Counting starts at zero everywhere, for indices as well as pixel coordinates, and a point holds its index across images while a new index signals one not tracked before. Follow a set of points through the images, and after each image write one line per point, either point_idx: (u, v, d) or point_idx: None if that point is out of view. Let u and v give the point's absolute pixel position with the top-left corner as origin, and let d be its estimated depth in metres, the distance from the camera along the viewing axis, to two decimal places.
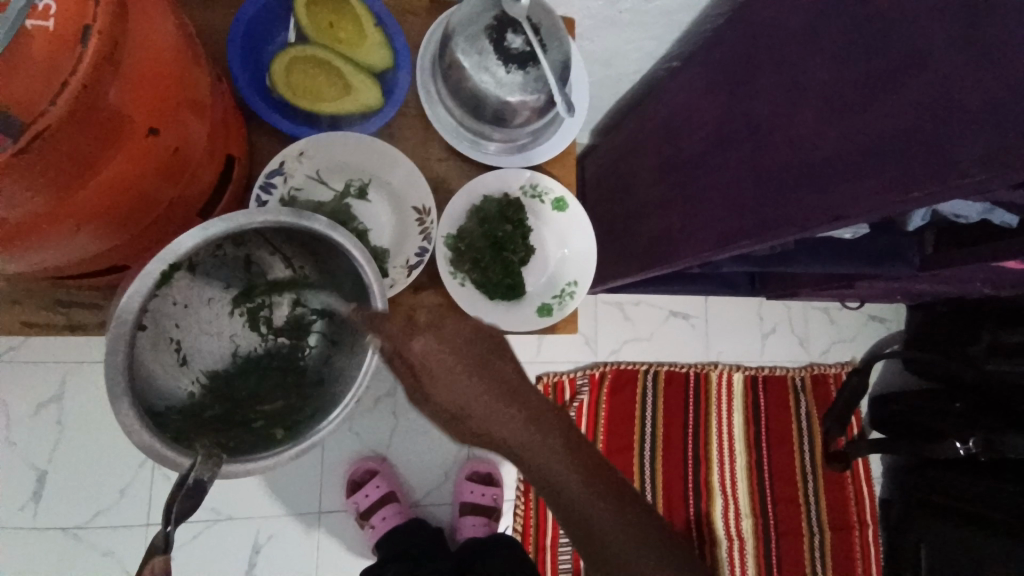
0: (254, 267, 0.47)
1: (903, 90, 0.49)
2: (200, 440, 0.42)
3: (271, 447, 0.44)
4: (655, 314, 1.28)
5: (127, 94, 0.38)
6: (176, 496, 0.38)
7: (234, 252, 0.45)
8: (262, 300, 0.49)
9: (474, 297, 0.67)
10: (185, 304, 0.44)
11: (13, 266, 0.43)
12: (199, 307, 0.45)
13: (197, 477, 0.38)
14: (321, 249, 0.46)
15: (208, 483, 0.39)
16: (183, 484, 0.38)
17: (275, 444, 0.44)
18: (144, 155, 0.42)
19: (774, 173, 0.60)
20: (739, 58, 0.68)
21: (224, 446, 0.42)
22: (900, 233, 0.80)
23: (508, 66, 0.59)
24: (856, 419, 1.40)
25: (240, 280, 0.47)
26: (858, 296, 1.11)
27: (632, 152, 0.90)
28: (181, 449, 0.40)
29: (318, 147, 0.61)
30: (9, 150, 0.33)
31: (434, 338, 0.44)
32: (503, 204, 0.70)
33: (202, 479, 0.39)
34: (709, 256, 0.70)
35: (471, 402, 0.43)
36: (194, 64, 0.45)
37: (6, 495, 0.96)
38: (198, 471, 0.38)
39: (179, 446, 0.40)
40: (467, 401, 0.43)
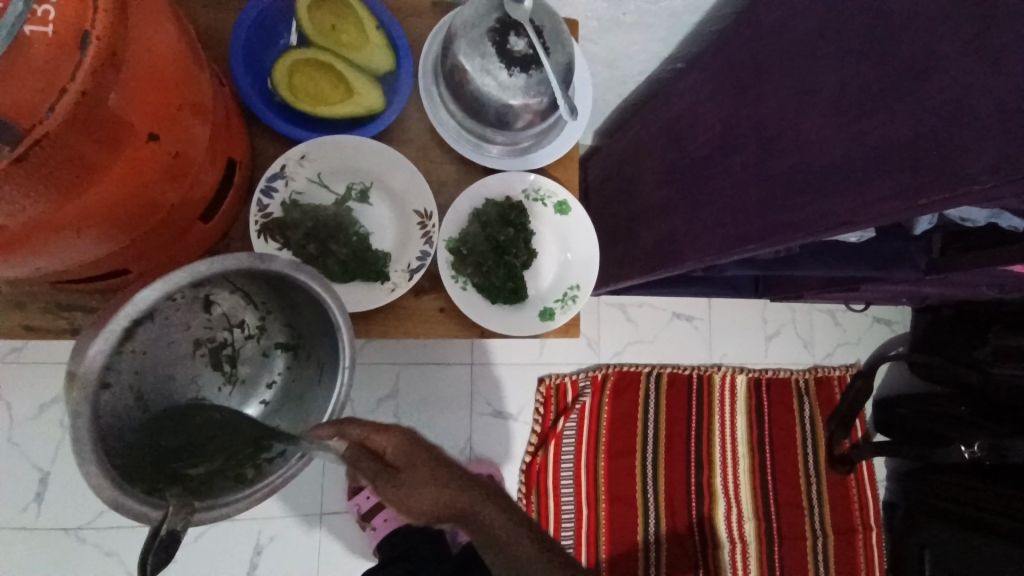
0: (213, 306, 0.49)
1: (912, 95, 0.49)
2: (169, 488, 0.39)
3: (241, 488, 0.42)
4: (658, 315, 1.28)
5: (128, 100, 0.38)
6: (150, 548, 0.36)
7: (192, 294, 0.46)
8: (223, 339, 0.51)
9: (476, 301, 0.66)
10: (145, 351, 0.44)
11: (13, 270, 0.43)
12: (160, 353, 0.46)
13: (172, 527, 0.36)
14: (281, 288, 0.47)
15: (181, 533, 0.37)
16: (156, 537, 0.36)
17: (245, 484, 0.42)
18: (146, 161, 0.41)
19: (780, 177, 0.60)
20: (745, 61, 0.68)
21: (194, 491, 0.40)
22: (907, 236, 0.79)
23: (511, 68, 0.58)
24: (860, 422, 1.38)
25: (200, 322, 0.49)
26: (863, 299, 1.10)
27: (636, 154, 0.90)
28: (150, 501, 0.37)
29: (320, 151, 0.61)
30: (8, 157, 0.33)
31: (403, 433, 0.43)
32: (504, 207, 0.68)
33: (176, 530, 0.37)
34: (713, 260, 0.69)
35: (448, 499, 0.43)
36: (195, 68, 0.45)
37: (9, 495, 0.97)
38: (171, 522, 0.36)
39: (149, 497, 0.38)
40: (444, 498, 0.43)
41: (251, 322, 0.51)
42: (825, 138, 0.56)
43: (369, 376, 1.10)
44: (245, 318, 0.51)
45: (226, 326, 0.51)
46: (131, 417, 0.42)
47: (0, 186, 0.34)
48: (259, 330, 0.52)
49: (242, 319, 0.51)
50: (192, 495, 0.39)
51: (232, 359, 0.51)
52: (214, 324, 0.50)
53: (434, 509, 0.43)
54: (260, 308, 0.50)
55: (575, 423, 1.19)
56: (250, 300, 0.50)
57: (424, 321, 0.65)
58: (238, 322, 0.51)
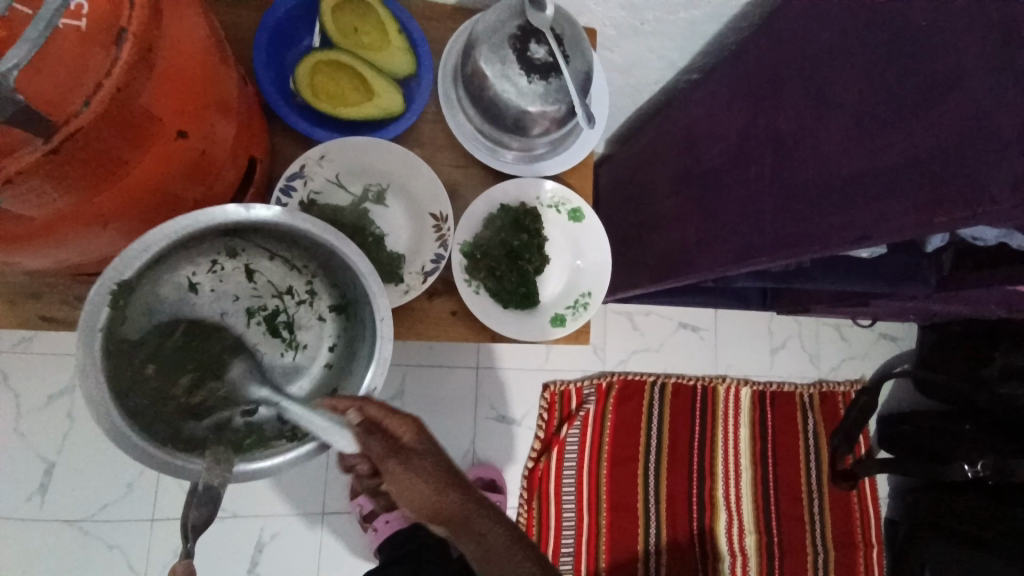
0: (256, 275, 0.56)
1: (933, 112, 0.49)
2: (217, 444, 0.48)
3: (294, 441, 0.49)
4: (665, 324, 1.28)
5: (158, 97, 0.38)
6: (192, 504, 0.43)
7: (234, 264, 0.55)
8: (275, 306, 0.57)
9: (488, 305, 0.66)
10: (202, 317, 0.54)
11: (38, 259, 0.45)
12: (217, 320, 0.54)
13: (207, 482, 0.44)
14: (303, 241, 0.54)
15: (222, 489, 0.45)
16: (195, 492, 0.43)
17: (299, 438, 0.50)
18: (171, 156, 0.42)
19: (796, 190, 0.60)
20: (762, 72, 0.68)
21: (245, 449, 0.49)
22: (918, 253, 0.79)
23: (531, 76, 0.59)
24: (863, 438, 1.37)
25: (247, 291, 0.56)
26: (871, 314, 1.10)
27: (648, 162, 0.90)
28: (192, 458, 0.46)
29: (339, 152, 0.62)
30: (39, 149, 0.33)
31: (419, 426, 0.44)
32: (519, 212, 0.69)
33: (214, 484, 0.44)
34: (725, 271, 0.69)
35: (444, 504, 0.43)
36: (223, 66, 0.45)
37: (13, 485, 0.97)
38: (210, 477, 0.44)
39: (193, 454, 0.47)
40: (441, 502, 0.43)
41: (298, 287, 0.57)
42: (843, 152, 0.56)
43: None
44: (293, 285, 0.57)
45: (276, 295, 0.57)
46: (184, 379, 0.50)
47: (32, 176, 0.35)
48: (309, 295, 0.58)
49: (289, 286, 0.57)
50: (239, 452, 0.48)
51: (288, 324, 0.57)
52: (261, 292, 0.57)
53: (430, 508, 0.44)
54: (303, 272, 0.57)
55: (579, 430, 1.19)
56: (290, 264, 0.57)
57: (436, 323, 0.65)
58: (286, 289, 0.57)
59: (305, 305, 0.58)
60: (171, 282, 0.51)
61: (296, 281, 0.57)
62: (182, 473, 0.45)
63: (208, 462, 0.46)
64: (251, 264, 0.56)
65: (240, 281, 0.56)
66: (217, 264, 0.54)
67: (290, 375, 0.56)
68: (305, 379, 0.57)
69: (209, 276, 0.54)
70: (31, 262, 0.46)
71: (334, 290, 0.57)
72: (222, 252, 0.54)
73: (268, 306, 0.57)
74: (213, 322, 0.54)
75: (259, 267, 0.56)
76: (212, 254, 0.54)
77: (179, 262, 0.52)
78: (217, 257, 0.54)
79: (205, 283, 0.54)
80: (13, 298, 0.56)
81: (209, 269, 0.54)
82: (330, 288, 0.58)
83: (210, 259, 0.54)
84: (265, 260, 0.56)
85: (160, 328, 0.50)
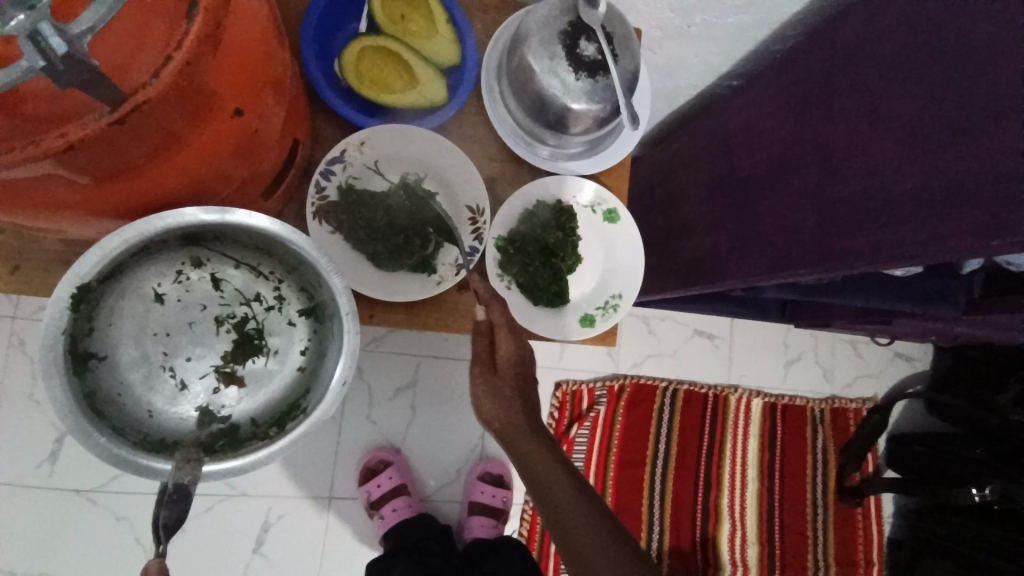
0: (223, 284, 0.55)
1: (990, 136, 0.49)
2: (182, 448, 0.50)
3: (265, 443, 0.49)
4: (680, 331, 1.27)
5: (219, 75, 0.38)
6: (165, 501, 0.45)
7: (199, 273, 0.54)
8: (244, 314, 0.56)
9: (519, 302, 0.68)
10: (166, 331, 0.53)
11: (81, 224, 0.45)
12: (183, 333, 0.54)
13: (177, 481, 0.45)
14: (265, 243, 0.52)
15: (191, 488, 0.46)
16: (166, 491, 0.45)
17: (267, 438, 0.52)
18: (225, 135, 0.42)
19: (841, 206, 0.60)
20: (810, 83, 0.68)
21: (212, 452, 0.50)
22: (949, 274, 0.79)
23: (578, 73, 0.58)
24: (872, 456, 1.37)
25: (215, 300, 0.55)
26: (891, 332, 1.09)
27: (680, 167, 0.90)
28: (158, 458, 0.47)
29: (379, 138, 0.61)
30: (105, 119, 0.33)
31: (517, 348, 0.57)
32: (556, 211, 0.69)
33: (184, 483, 0.46)
34: (757, 282, 0.69)
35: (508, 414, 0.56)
36: (279, 45, 0.44)
37: (25, 451, 0.97)
38: (179, 476, 0.46)
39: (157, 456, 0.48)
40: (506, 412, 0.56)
41: (267, 293, 0.56)
42: (894, 169, 0.55)
43: (390, 366, 1.10)
44: (261, 291, 0.56)
45: (244, 302, 0.56)
46: (154, 392, 0.52)
47: (93, 145, 0.34)
48: (278, 300, 0.56)
49: (258, 292, 0.56)
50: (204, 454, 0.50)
51: (259, 331, 0.56)
52: (230, 300, 0.55)
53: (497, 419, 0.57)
54: (271, 277, 0.55)
55: (589, 430, 1.18)
56: (257, 271, 0.55)
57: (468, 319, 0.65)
58: (255, 296, 0.56)
59: (275, 311, 0.56)
60: (136, 296, 0.52)
61: (264, 287, 0.56)
62: (150, 473, 0.47)
63: (177, 463, 0.47)
64: (218, 273, 0.55)
65: (208, 290, 0.55)
66: (182, 273, 0.53)
67: (260, 382, 0.55)
68: (274, 386, 0.55)
69: (174, 286, 0.53)
70: (75, 229, 0.46)
71: (304, 293, 0.56)
72: (187, 261, 0.53)
73: (236, 313, 0.55)
74: (179, 337, 0.54)
75: (227, 276, 0.55)
76: (176, 264, 0.53)
77: (140, 275, 0.51)
78: (181, 267, 0.53)
79: (171, 293, 0.53)
80: (46, 264, 0.56)
81: (174, 279, 0.53)
82: (301, 291, 0.56)
83: (174, 270, 0.53)
84: (230, 265, 0.55)
85: (126, 343, 0.52)
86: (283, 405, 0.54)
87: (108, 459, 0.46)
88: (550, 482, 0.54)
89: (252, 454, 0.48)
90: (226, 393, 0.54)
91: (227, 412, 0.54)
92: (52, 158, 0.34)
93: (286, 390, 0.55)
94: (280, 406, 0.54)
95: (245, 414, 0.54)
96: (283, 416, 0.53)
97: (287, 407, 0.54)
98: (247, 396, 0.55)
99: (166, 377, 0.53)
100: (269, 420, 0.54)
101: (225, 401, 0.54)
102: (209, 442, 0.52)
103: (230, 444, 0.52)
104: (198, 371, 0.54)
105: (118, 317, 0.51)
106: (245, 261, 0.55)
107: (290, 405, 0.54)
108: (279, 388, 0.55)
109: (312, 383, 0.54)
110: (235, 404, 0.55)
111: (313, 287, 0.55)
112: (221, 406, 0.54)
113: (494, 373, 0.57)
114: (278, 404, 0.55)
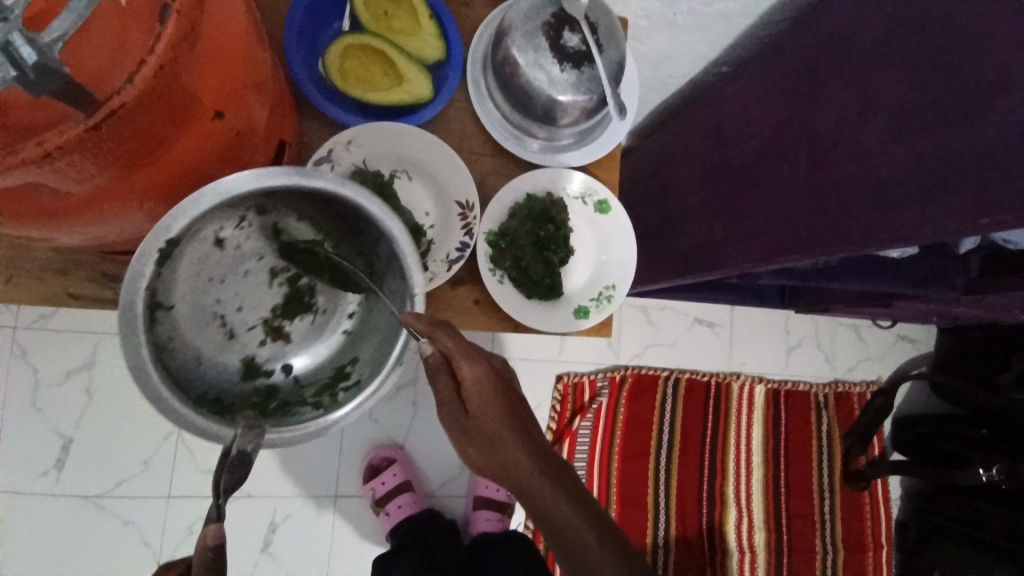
0: (282, 237, 0.52)
1: (985, 115, 0.48)
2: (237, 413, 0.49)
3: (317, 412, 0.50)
4: (680, 320, 1.27)
5: (198, 77, 0.38)
6: (223, 466, 0.43)
7: (261, 222, 0.51)
8: (297, 270, 0.54)
9: (513, 296, 0.66)
10: (221, 276, 0.51)
11: (73, 238, 0.45)
12: (236, 282, 0.52)
13: (240, 447, 0.44)
14: (335, 203, 0.49)
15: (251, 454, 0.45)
16: (227, 456, 0.44)
17: (318, 409, 0.51)
18: (208, 138, 0.42)
19: (832, 190, 0.60)
20: (799, 66, 0.67)
21: (266, 416, 0.50)
22: (947, 255, 0.78)
23: (563, 65, 0.58)
24: (877, 439, 1.36)
25: (271, 252, 0.53)
26: (893, 315, 1.08)
27: (672, 156, 0.89)
28: (222, 424, 0.46)
29: (367, 136, 0.61)
30: (81, 126, 0.33)
31: (481, 368, 0.48)
32: (547, 203, 0.69)
33: (245, 450, 0.45)
34: (752, 268, 0.69)
35: (489, 431, 0.48)
36: (259, 47, 0.44)
37: (30, 460, 0.98)
38: (242, 442, 0.45)
39: (219, 420, 0.47)
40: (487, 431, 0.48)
41: (324, 251, 0.53)
42: (883, 152, 0.55)
43: None
44: (317, 249, 0.53)
45: (298, 258, 0.54)
46: (204, 339, 0.50)
47: (73, 152, 0.34)
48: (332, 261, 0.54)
49: (314, 250, 0.53)
50: (262, 418, 0.49)
51: (309, 288, 0.55)
52: (285, 254, 0.53)
53: (478, 442, 0.48)
54: (331, 237, 0.53)
55: (591, 422, 1.19)
56: (319, 229, 0.52)
57: (460, 312, 0.66)
58: (311, 253, 0.53)
59: (327, 270, 0.54)
60: (198, 243, 0.48)
61: (321, 246, 0.53)
62: (212, 436, 0.46)
63: (240, 429, 0.46)
64: (280, 225, 0.52)
65: (265, 241, 0.52)
66: (245, 221, 0.50)
67: (306, 340, 0.55)
68: (318, 345, 0.55)
69: (236, 233, 0.50)
70: (64, 239, 0.46)
71: (361, 257, 0.53)
72: (251, 210, 0.50)
73: (290, 268, 0.54)
74: (233, 284, 0.52)
75: (288, 228, 0.52)
76: (240, 212, 0.49)
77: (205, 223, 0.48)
78: (245, 214, 0.50)
79: (231, 240, 0.51)
80: (40, 274, 0.56)
81: (236, 226, 0.50)
82: (360, 254, 0.53)
83: (238, 216, 0.50)
84: (293, 220, 0.51)
85: (183, 289, 0.48)
86: (328, 366, 0.54)
87: (180, 421, 0.44)
88: (534, 482, 0.48)
89: (314, 423, 0.49)
90: (270, 346, 0.54)
91: (271, 366, 0.53)
92: (31, 166, 0.34)
93: (331, 352, 0.55)
94: (326, 370, 0.54)
95: (289, 370, 0.54)
96: (329, 384, 0.53)
97: (333, 373, 0.54)
98: (293, 351, 0.54)
99: (216, 324, 0.51)
100: (313, 381, 0.54)
101: (269, 355, 0.54)
102: (258, 401, 0.51)
103: (280, 407, 0.51)
104: (247, 322, 0.53)
105: (180, 262, 0.47)
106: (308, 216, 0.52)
107: (335, 370, 0.54)
108: (321, 348, 0.55)
109: (361, 354, 0.54)
110: (278, 358, 0.54)
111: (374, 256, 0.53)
112: (265, 358, 0.53)
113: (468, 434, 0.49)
114: (321, 366, 0.54)
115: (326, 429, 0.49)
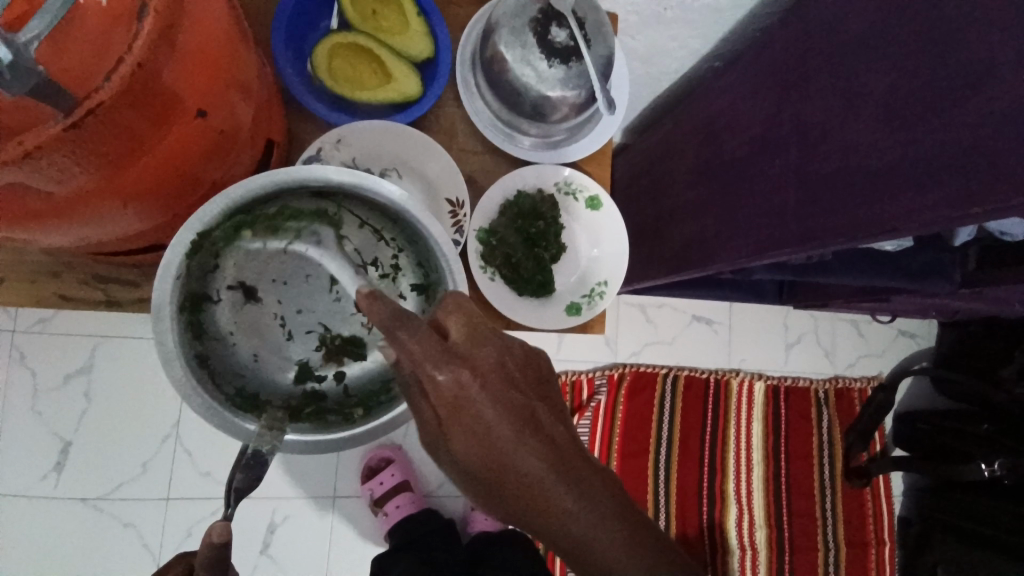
0: (344, 241, 0.46)
1: (971, 103, 0.48)
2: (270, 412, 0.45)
3: (348, 424, 0.46)
4: (678, 317, 1.27)
5: (179, 75, 0.38)
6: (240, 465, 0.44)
7: None
8: None
9: (503, 293, 0.67)
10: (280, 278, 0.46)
11: (60, 239, 0.45)
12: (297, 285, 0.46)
13: (256, 448, 0.44)
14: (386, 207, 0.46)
15: (267, 454, 0.45)
16: (244, 454, 0.44)
17: (350, 423, 0.46)
18: (192, 137, 0.42)
19: (822, 183, 0.59)
20: (789, 59, 0.67)
21: (300, 419, 0.46)
22: (944, 248, 0.77)
23: (551, 60, 0.58)
24: (878, 435, 1.36)
25: None
26: (892, 310, 1.07)
27: (666, 153, 0.89)
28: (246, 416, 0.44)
29: (356, 135, 0.60)
30: (59, 125, 0.33)
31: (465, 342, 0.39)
32: (537, 199, 0.70)
33: (261, 450, 0.44)
34: (744, 263, 0.69)
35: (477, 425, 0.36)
36: (243, 47, 0.45)
37: (29, 464, 0.98)
38: (258, 442, 0.44)
39: (244, 414, 0.44)
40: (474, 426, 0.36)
41: (385, 259, 0.48)
42: (871, 144, 0.55)
43: None
44: (379, 255, 0.48)
45: (361, 265, 0.47)
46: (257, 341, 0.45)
47: (53, 152, 0.34)
48: (395, 270, 0.48)
49: (376, 257, 0.47)
50: (291, 423, 0.45)
51: None
52: (347, 261, 0.47)
53: (465, 444, 0.36)
54: (392, 242, 0.48)
55: (589, 421, 1.18)
56: (380, 232, 0.48)
57: None
58: (373, 260, 0.47)
59: (390, 280, 0.48)
60: (257, 239, 0.45)
61: (384, 252, 0.48)
62: (234, 430, 0.44)
63: (261, 426, 0.44)
64: (342, 228, 0.47)
65: None
66: None
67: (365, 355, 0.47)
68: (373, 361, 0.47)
69: None
70: (52, 241, 0.45)
71: (418, 268, 0.48)
72: (313, 211, 0.46)
73: None
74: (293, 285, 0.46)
75: (351, 233, 0.47)
76: (303, 211, 0.46)
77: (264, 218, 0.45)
78: None
79: None
80: (32, 276, 0.57)
81: None
82: (419, 263, 0.48)
83: None
84: (355, 223, 0.47)
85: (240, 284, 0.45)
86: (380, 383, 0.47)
87: (200, 409, 0.43)
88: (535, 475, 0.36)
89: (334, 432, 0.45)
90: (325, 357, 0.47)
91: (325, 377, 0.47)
92: (13, 167, 0.34)
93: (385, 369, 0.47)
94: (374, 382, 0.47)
95: (341, 378, 0.47)
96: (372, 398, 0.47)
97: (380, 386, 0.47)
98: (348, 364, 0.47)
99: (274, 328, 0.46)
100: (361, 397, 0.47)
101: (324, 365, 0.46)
102: (298, 405, 0.46)
103: (317, 415, 0.46)
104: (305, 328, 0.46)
105: (237, 255, 0.45)
106: (370, 220, 0.47)
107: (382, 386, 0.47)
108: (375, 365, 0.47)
109: None
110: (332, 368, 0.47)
111: (431, 263, 0.48)
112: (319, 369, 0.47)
113: (451, 424, 0.37)
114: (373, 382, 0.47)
115: (351, 440, 0.46)
